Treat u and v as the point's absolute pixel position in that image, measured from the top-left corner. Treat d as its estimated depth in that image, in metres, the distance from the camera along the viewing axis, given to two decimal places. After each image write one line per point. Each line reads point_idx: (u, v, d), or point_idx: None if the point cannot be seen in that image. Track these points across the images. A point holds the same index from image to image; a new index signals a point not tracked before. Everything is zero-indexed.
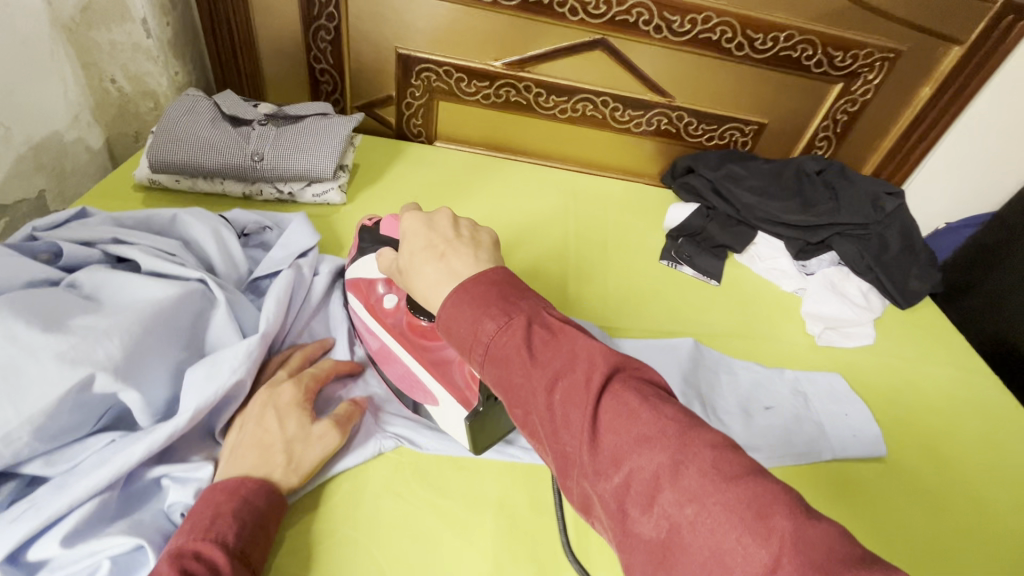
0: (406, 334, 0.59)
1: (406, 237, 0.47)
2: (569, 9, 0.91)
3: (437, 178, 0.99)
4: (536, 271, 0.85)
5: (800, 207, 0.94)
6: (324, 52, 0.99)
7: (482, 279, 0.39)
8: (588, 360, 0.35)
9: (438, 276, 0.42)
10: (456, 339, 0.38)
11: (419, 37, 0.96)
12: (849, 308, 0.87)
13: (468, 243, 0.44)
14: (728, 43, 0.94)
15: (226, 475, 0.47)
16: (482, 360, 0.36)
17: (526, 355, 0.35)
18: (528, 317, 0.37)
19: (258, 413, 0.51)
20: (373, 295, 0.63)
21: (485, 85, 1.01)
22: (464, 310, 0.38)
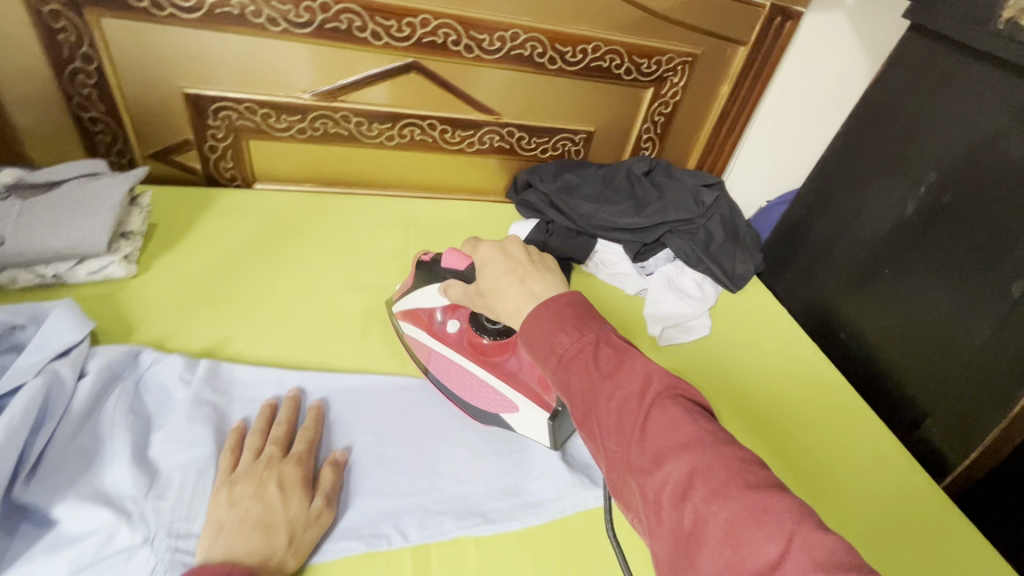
0: (474, 354, 0.69)
1: (487, 266, 0.57)
2: (370, 33, 0.86)
3: (256, 227, 0.89)
4: (375, 316, 0.79)
5: (631, 210, 0.98)
6: (95, 99, 0.84)
7: (561, 301, 0.49)
8: (649, 383, 0.43)
9: (520, 296, 0.52)
10: (534, 346, 0.48)
11: (209, 72, 0.86)
12: (687, 303, 0.93)
13: (545, 267, 0.55)
14: (541, 57, 0.95)
15: (218, 556, 0.47)
16: (559, 370, 0.45)
17: (593, 368, 0.44)
18: (599, 339, 0.46)
19: (256, 489, 0.51)
20: (433, 322, 0.72)
21: (297, 118, 0.92)
22: (546, 324, 0.47)
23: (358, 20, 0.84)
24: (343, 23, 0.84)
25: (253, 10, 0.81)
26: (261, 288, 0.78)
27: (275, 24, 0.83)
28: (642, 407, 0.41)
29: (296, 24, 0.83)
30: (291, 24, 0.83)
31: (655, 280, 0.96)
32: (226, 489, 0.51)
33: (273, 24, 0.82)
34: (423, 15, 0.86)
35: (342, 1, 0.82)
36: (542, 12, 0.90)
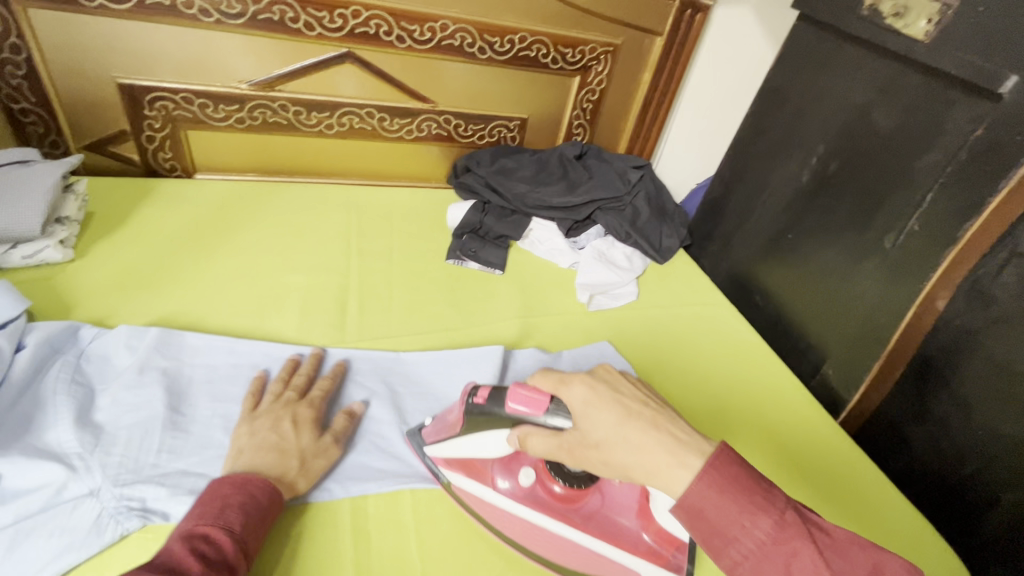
0: (558, 508, 0.60)
1: (596, 413, 0.52)
2: (477, 48, 1.02)
3: (369, 211, 1.04)
4: (466, 284, 0.94)
5: (654, 220, 1.11)
6: (249, 107, 0.97)
7: (729, 466, 0.47)
8: (876, 567, 0.43)
9: (664, 448, 0.49)
10: (714, 528, 0.46)
11: (338, 83, 1.00)
12: (616, 274, 1.01)
13: (664, 411, 0.53)
14: (607, 71, 1.14)
15: (241, 469, 0.55)
16: (760, 558, 0.44)
17: (819, 562, 0.43)
18: (803, 524, 0.45)
19: (273, 422, 0.59)
20: (496, 483, 0.61)
21: (407, 121, 1.07)
22: (726, 502, 0.46)
23: (469, 38, 1.00)
24: (457, 40, 1.00)
25: (386, 30, 0.95)
26: (370, 262, 0.92)
27: (402, 41, 0.97)
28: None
29: (419, 41, 0.98)
30: (414, 41, 0.98)
31: (588, 254, 1.04)
32: (248, 422, 0.59)
33: (400, 41, 0.97)
34: (522, 33, 1.02)
35: (459, 22, 0.98)
36: (614, 32, 1.08)
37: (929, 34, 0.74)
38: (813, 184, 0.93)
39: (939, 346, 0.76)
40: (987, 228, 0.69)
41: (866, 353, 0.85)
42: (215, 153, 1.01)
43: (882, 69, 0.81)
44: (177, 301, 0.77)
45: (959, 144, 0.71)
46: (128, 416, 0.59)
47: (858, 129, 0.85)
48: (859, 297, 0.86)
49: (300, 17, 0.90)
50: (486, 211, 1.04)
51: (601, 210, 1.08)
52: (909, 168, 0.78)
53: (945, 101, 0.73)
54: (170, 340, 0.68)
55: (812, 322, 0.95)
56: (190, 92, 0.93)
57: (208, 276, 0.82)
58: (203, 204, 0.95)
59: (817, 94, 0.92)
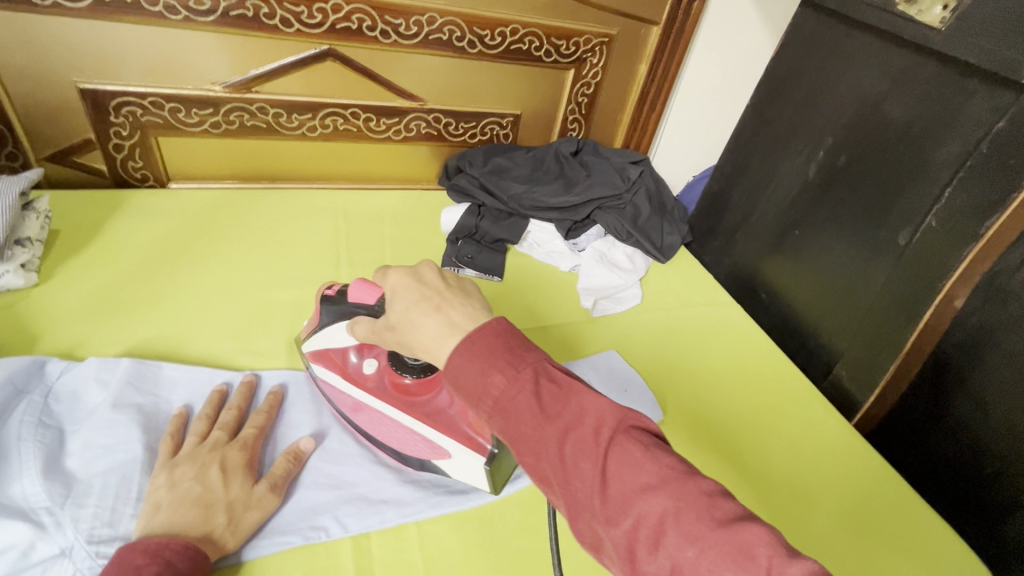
0: (396, 395, 0.62)
1: (397, 297, 0.51)
2: (467, 42, 0.96)
3: (357, 217, 0.99)
4: None
5: (657, 218, 1.08)
6: (224, 111, 0.91)
7: (484, 332, 0.44)
8: (596, 416, 0.40)
9: (438, 328, 0.46)
10: (464, 390, 0.42)
11: (319, 82, 0.93)
12: (617, 276, 0.97)
13: (461, 292, 0.49)
14: (602, 62, 1.08)
15: (157, 529, 0.48)
16: (495, 415, 0.41)
17: (538, 412, 0.40)
18: (536, 373, 0.42)
19: (199, 470, 0.52)
20: (348, 363, 0.64)
21: (395, 121, 1.01)
22: (471, 363, 0.42)
23: (458, 31, 0.94)
24: (445, 34, 0.94)
25: (369, 25, 0.89)
26: (362, 273, 0.87)
27: (386, 36, 0.91)
28: (599, 448, 0.39)
29: (405, 36, 0.92)
30: (400, 36, 0.92)
31: (587, 256, 1.00)
32: (166, 471, 0.52)
33: (385, 36, 0.91)
34: (513, 25, 0.97)
35: (447, 14, 0.92)
36: (610, 22, 1.03)
37: (945, 21, 0.71)
38: (821, 177, 0.90)
39: (957, 344, 0.74)
40: (1010, 223, 0.66)
41: (880, 353, 0.83)
42: (187, 160, 0.95)
43: (893, 58, 0.78)
44: (156, 325, 0.71)
45: (980, 135, 0.68)
46: (101, 462, 0.54)
47: (868, 120, 0.82)
48: (872, 294, 0.83)
49: (276, 13, 0.84)
50: (481, 213, 0.99)
51: (601, 208, 1.04)
52: (925, 160, 0.75)
53: (962, 91, 0.70)
54: (145, 372, 0.63)
55: (822, 320, 0.92)
56: (158, 96, 0.86)
57: (186, 296, 0.76)
58: (180, 217, 0.89)
59: (823, 84, 0.88)
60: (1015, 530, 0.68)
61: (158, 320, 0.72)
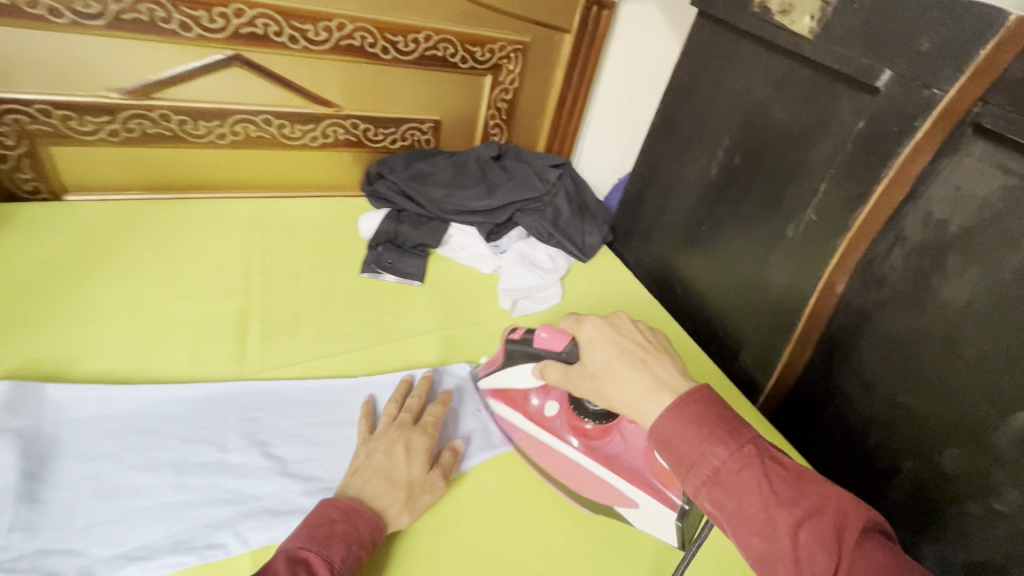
0: (580, 438, 0.67)
1: (597, 348, 0.59)
2: (380, 48, 0.96)
3: (275, 226, 0.97)
4: (384, 298, 0.89)
5: (578, 220, 1.11)
6: (122, 118, 0.87)
7: (698, 399, 0.50)
8: (832, 506, 0.45)
9: (644, 382, 0.54)
10: (678, 456, 0.49)
11: (227, 87, 0.91)
12: (538, 276, 0.99)
13: (659, 351, 0.58)
14: (518, 68, 1.11)
15: (352, 494, 0.54)
16: (712, 487, 0.47)
17: (769, 493, 0.45)
18: (761, 451, 0.47)
19: (388, 447, 0.59)
20: (530, 406, 0.70)
21: (311, 128, 1.00)
22: (691, 432, 0.49)
23: (370, 37, 0.94)
24: (356, 40, 0.94)
25: (276, 30, 0.88)
26: (276, 283, 0.86)
27: (296, 42, 0.90)
28: (836, 540, 0.43)
29: (315, 42, 0.91)
30: (309, 42, 0.91)
31: (508, 258, 1.02)
32: (365, 445, 0.59)
33: (294, 42, 0.90)
34: (426, 32, 0.98)
35: (357, 21, 0.92)
36: (523, 29, 1.06)
37: (812, 30, 0.77)
38: (722, 177, 0.95)
39: (841, 326, 0.80)
40: (875, 214, 0.73)
41: (778, 339, 0.89)
42: (88, 170, 0.90)
43: (775, 65, 0.84)
44: (43, 345, 0.67)
45: (846, 135, 0.75)
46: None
47: (757, 123, 0.88)
48: (769, 284, 0.89)
49: (173, 17, 0.81)
50: (401, 219, 1.00)
51: (522, 211, 1.07)
52: (806, 159, 0.81)
53: (832, 95, 0.76)
54: (26, 395, 0.59)
55: (728, 310, 0.98)
56: (46, 103, 0.82)
57: (79, 313, 0.73)
58: (76, 230, 0.85)
59: (719, 90, 0.94)
60: (894, 493, 0.75)
61: (42, 340, 0.68)
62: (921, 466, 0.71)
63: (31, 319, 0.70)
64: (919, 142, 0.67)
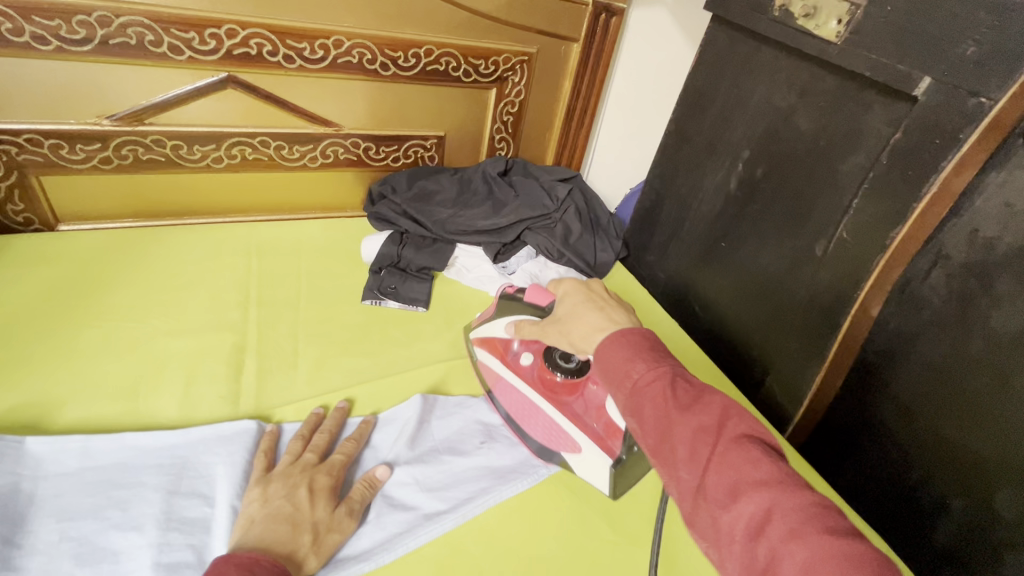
0: (544, 388, 0.70)
1: (567, 298, 0.64)
2: (380, 65, 0.93)
3: (274, 250, 0.93)
4: (388, 326, 0.85)
5: (590, 235, 1.07)
6: (115, 145, 0.84)
7: (633, 330, 0.54)
8: (730, 421, 0.45)
9: (598, 320, 0.58)
10: (608, 372, 0.51)
11: (222, 110, 0.88)
12: None
13: (620, 304, 0.62)
14: (524, 80, 1.06)
15: (250, 544, 0.50)
16: (631, 395, 0.49)
17: (671, 399, 0.46)
18: (675, 372, 0.49)
19: (288, 490, 0.56)
20: (508, 351, 0.75)
21: (310, 148, 0.97)
22: (620, 351, 0.51)
23: (369, 54, 0.91)
24: (354, 57, 0.90)
25: (270, 50, 0.84)
26: (273, 313, 0.82)
27: (291, 61, 0.87)
28: (723, 442, 0.43)
29: (311, 60, 0.88)
30: (305, 61, 0.87)
31: (517, 278, 0.97)
32: (261, 487, 0.56)
33: (289, 61, 0.86)
34: (427, 46, 0.94)
35: (355, 37, 0.88)
36: (528, 39, 1.02)
37: (839, 35, 0.71)
38: (742, 191, 0.90)
39: (878, 351, 0.74)
40: (915, 232, 0.67)
41: (808, 364, 0.83)
42: (81, 199, 0.87)
43: (798, 72, 0.79)
44: (28, 390, 0.64)
45: (880, 147, 0.69)
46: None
47: (779, 133, 0.82)
48: (796, 306, 0.83)
49: (163, 40, 0.78)
50: (404, 241, 0.95)
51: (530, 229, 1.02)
52: (834, 173, 0.75)
53: (863, 103, 0.71)
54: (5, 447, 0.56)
55: (751, 331, 0.92)
56: (35, 132, 0.79)
57: (67, 353, 0.69)
58: (67, 263, 0.82)
59: (736, 99, 0.89)
60: (943, 536, 0.68)
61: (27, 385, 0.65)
62: (973, 508, 0.64)
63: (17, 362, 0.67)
64: (965, 154, 0.61)
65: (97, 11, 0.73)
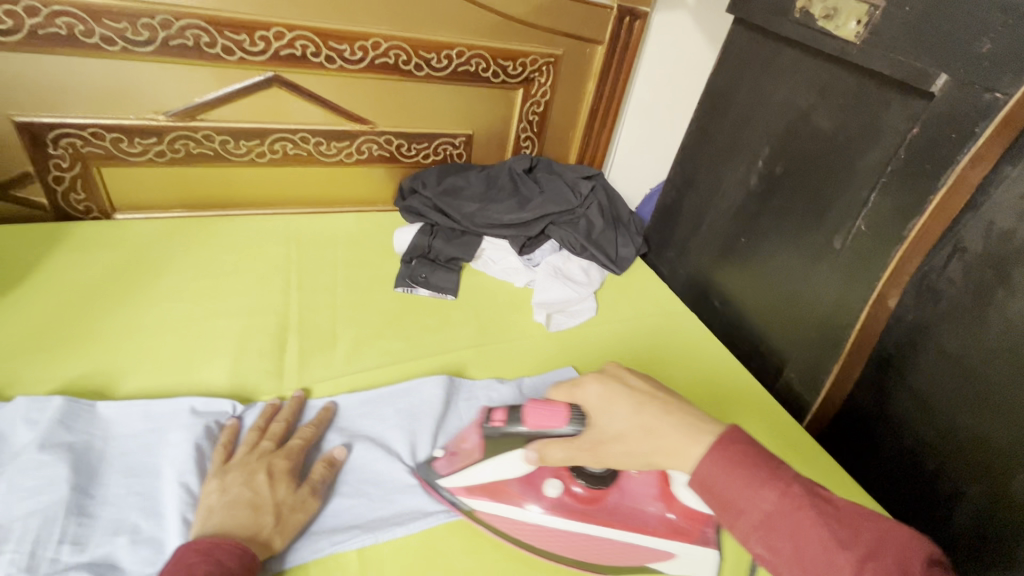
0: (583, 509, 0.60)
1: (613, 404, 0.53)
2: (414, 65, 0.98)
3: (312, 241, 0.99)
4: (419, 313, 0.89)
5: (613, 231, 1.10)
6: (169, 140, 0.90)
7: (731, 440, 0.46)
8: (896, 545, 0.40)
9: (676, 435, 0.48)
10: (721, 499, 0.45)
11: (264, 107, 0.93)
12: (571, 289, 0.98)
13: (671, 396, 0.53)
14: (550, 81, 1.11)
15: (212, 531, 0.50)
16: (761, 529, 0.42)
17: (827, 535, 0.40)
18: (805, 489, 0.43)
19: (247, 476, 0.55)
20: (528, 501, 0.61)
21: (346, 145, 1.02)
22: (732, 478, 0.44)
23: (404, 55, 0.96)
24: (391, 57, 0.95)
25: (313, 51, 0.90)
26: (312, 298, 0.87)
27: (332, 62, 0.92)
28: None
29: (351, 61, 0.93)
30: (345, 62, 0.93)
31: (541, 271, 1.01)
32: (219, 477, 0.55)
33: (330, 62, 0.92)
34: (459, 48, 0.99)
35: (392, 39, 0.93)
36: (554, 42, 1.06)
37: (859, 35, 0.74)
38: (762, 187, 0.92)
39: (895, 343, 0.76)
40: (932, 224, 0.69)
41: (826, 355, 0.85)
42: (135, 191, 0.94)
43: (818, 72, 0.81)
44: (94, 360, 0.70)
45: (898, 143, 0.72)
46: (23, 505, 0.52)
47: (799, 131, 0.85)
48: (815, 299, 0.86)
49: (217, 41, 0.84)
50: (435, 233, 1.00)
51: (555, 223, 1.06)
52: (853, 169, 0.78)
53: (882, 101, 0.73)
54: (79, 410, 0.61)
55: (770, 324, 0.94)
56: (98, 127, 0.85)
57: (126, 329, 0.75)
58: (124, 249, 0.88)
59: (757, 98, 0.92)
60: (961, 523, 0.69)
61: (90, 357, 0.70)
62: (990, 494, 0.66)
63: (82, 335, 0.72)
64: (981, 149, 0.63)
65: (159, 15, 0.79)
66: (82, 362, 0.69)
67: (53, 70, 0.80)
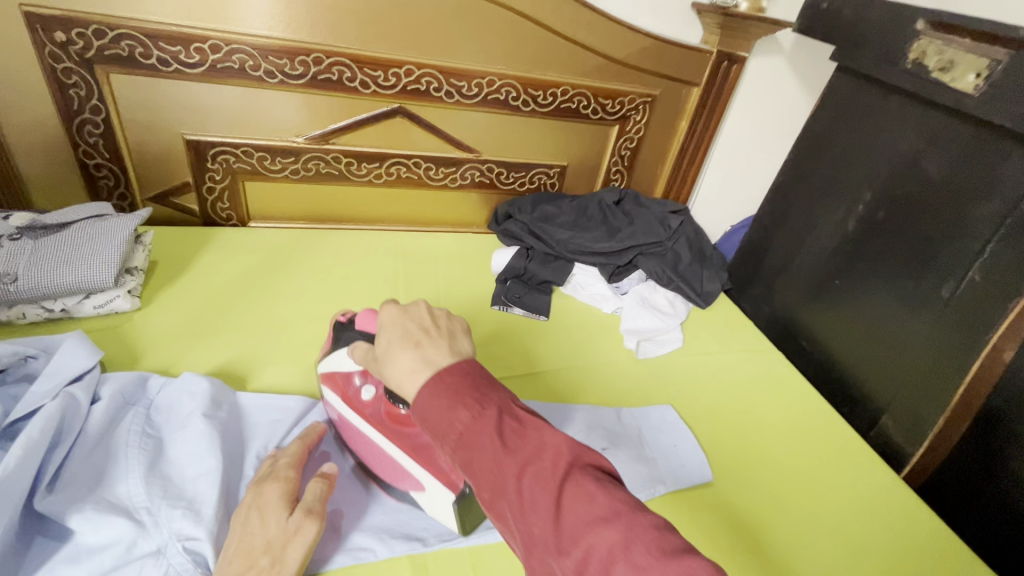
0: (386, 424, 0.60)
1: (384, 329, 0.51)
2: (522, 101, 1.06)
3: (417, 257, 1.07)
4: (513, 331, 0.94)
5: (700, 266, 1.12)
6: (304, 159, 1.01)
7: (452, 370, 0.45)
8: (554, 448, 0.41)
9: (412, 364, 0.46)
10: (431, 427, 0.43)
11: (385, 135, 1.03)
12: (658, 319, 1.00)
13: (446, 335, 0.49)
14: (644, 117, 1.16)
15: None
16: (456, 448, 0.42)
17: (499, 447, 0.40)
18: (499, 411, 0.42)
19: (243, 514, 0.52)
20: (351, 387, 0.63)
21: (453, 170, 1.11)
22: (437, 403, 0.43)
23: (514, 92, 1.04)
24: (502, 94, 1.04)
25: (435, 86, 1.00)
26: None
27: (450, 96, 1.01)
28: (555, 484, 0.39)
29: (466, 96, 1.02)
30: (462, 96, 1.02)
31: (628, 299, 1.05)
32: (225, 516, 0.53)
33: (448, 96, 1.01)
34: (564, 87, 1.06)
35: (505, 78, 1.02)
36: (652, 83, 1.11)
37: (978, 87, 0.74)
38: (861, 231, 0.93)
39: (1009, 401, 0.73)
40: None
41: (929, 404, 0.83)
42: (269, 203, 1.05)
43: (930, 120, 0.82)
44: (237, 350, 0.79)
45: (1017, 196, 0.71)
46: (191, 468, 0.58)
47: (905, 177, 0.86)
48: (918, 346, 0.84)
49: (357, 76, 0.95)
50: (530, 257, 1.06)
51: (643, 254, 1.09)
52: (964, 219, 0.77)
53: (1000, 152, 0.73)
54: (227, 394, 0.68)
55: (866, 369, 0.93)
56: (249, 146, 0.97)
57: (262, 324, 0.84)
58: (258, 253, 0.99)
59: (860, 142, 0.93)
60: None
61: (233, 346, 0.79)
62: None
63: (227, 327, 0.82)
64: None
65: (314, 53, 0.91)
66: (228, 350, 0.78)
67: (219, 96, 0.92)
